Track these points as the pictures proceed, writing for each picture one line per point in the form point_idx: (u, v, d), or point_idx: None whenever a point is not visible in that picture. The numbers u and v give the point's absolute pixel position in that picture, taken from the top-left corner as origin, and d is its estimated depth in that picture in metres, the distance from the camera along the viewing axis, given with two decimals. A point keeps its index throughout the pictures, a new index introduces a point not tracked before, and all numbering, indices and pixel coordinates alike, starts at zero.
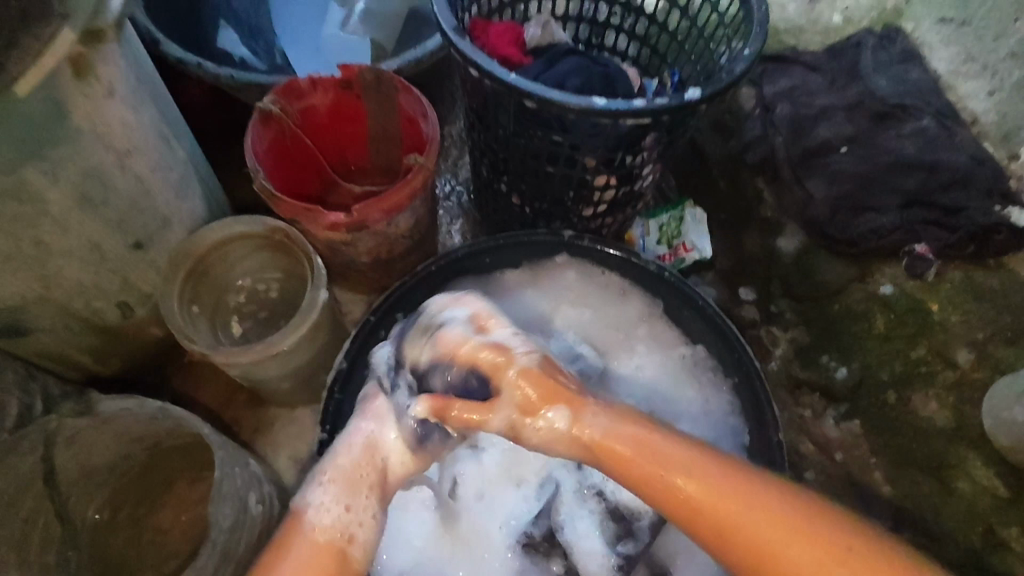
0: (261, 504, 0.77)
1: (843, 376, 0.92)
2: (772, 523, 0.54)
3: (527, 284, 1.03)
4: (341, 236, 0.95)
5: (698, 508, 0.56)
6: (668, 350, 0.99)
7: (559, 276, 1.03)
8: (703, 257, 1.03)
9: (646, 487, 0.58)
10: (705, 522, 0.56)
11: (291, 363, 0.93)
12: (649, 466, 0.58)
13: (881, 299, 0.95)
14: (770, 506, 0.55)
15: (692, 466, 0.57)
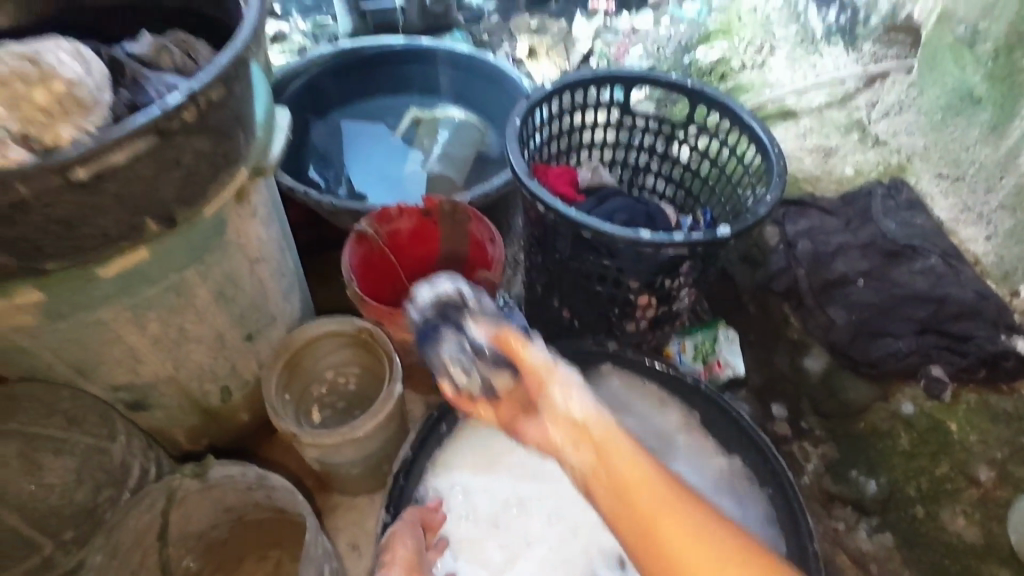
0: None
1: (873, 490, 0.98)
2: (716, 555, 0.57)
3: None
4: (415, 338, 1.10)
5: (656, 534, 0.58)
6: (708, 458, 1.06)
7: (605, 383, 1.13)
8: (737, 375, 1.15)
9: (601, 484, 0.62)
10: (648, 536, 0.59)
11: (363, 450, 1.03)
12: (622, 471, 0.61)
13: (903, 418, 1.02)
14: (713, 542, 0.57)
15: (655, 494, 0.60)
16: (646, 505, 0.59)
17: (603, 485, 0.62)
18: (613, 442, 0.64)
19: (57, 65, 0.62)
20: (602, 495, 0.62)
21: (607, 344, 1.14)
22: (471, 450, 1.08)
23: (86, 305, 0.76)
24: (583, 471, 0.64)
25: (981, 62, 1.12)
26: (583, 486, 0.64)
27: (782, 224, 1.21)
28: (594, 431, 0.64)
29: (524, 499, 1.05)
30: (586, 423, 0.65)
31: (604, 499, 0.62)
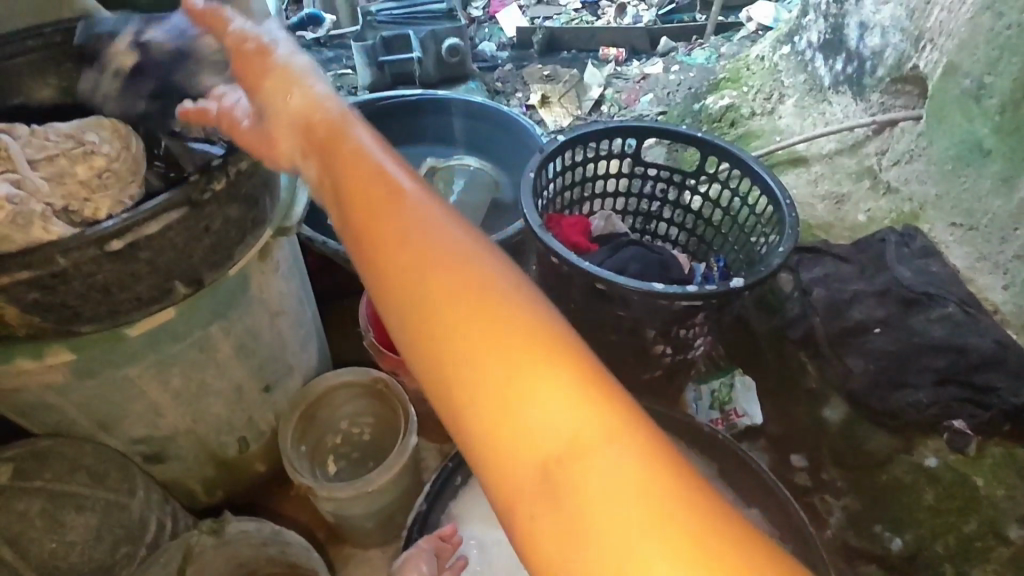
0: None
1: (898, 547, 0.96)
2: (462, 328, 0.46)
3: None
4: None
5: (406, 290, 0.48)
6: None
7: None
8: (755, 422, 1.15)
9: (359, 232, 0.52)
10: (404, 286, 0.48)
11: (378, 503, 1.03)
12: (367, 209, 0.52)
13: (927, 471, 1.00)
14: (471, 312, 0.46)
15: (425, 253, 0.49)
16: (409, 266, 0.49)
17: (371, 250, 0.51)
18: (359, 167, 0.54)
19: (97, 142, 0.66)
20: (368, 255, 0.51)
21: None
22: (486, 501, 1.08)
23: (114, 362, 0.78)
24: (345, 226, 0.54)
25: (988, 116, 1.13)
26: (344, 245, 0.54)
27: (796, 271, 1.21)
28: (367, 187, 0.53)
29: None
30: (341, 150, 0.56)
31: (352, 240, 0.53)
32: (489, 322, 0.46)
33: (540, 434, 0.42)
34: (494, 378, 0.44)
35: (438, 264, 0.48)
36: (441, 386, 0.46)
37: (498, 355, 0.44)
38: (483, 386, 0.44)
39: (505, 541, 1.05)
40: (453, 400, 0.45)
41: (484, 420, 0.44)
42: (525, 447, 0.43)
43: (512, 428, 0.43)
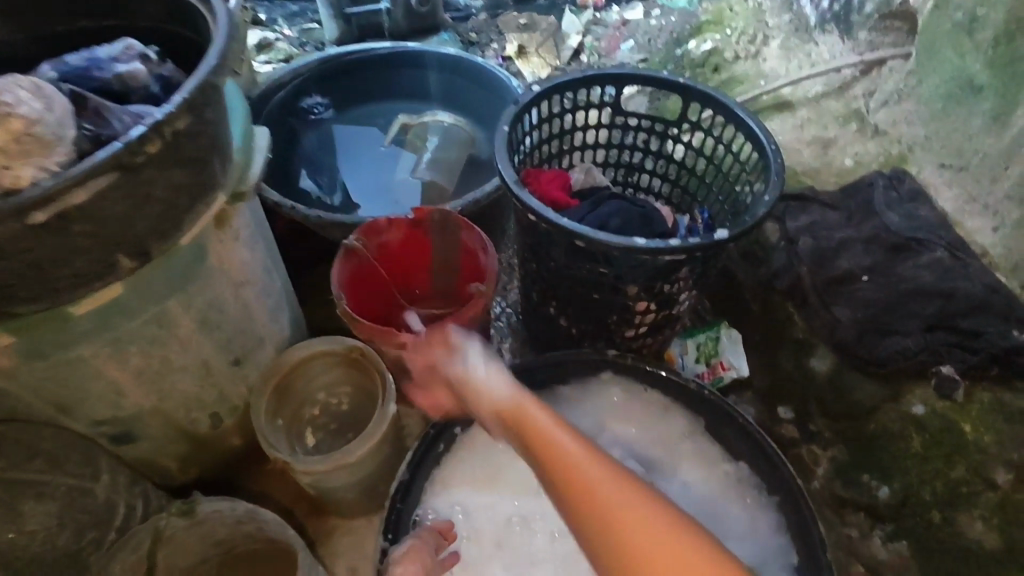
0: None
1: (885, 495, 0.95)
2: (652, 538, 0.64)
3: (575, 398, 1.11)
4: (408, 355, 1.07)
5: (599, 513, 0.66)
6: (712, 468, 1.04)
7: (605, 392, 1.11)
8: (741, 375, 1.12)
9: (568, 503, 0.68)
10: (606, 531, 0.65)
11: (358, 473, 1.01)
12: (570, 478, 0.69)
13: (914, 418, 0.99)
14: (654, 527, 0.65)
15: (590, 466, 0.69)
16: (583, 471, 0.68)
17: (586, 513, 0.67)
18: (545, 437, 0.72)
19: (14, 102, 0.60)
20: (560, 494, 0.69)
21: (607, 351, 1.12)
22: (470, 467, 1.06)
23: (63, 342, 0.74)
24: (550, 489, 0.70)
25: (981, 50, 1.07)
26: (551, 500, 0.71)
27: (783, 220, 1.17)
28: (554, 451, 0.71)
29: (524, 517, 1.03)
30: (540, 429, 0.73)
31: (563, 504, 0.69)
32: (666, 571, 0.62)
33: None
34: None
35: (623, 491, 0.67)
36: (630, 559, 0.64)
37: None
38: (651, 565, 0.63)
39: (491, 506, 1.04)
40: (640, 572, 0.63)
41: None
42: None
43: None
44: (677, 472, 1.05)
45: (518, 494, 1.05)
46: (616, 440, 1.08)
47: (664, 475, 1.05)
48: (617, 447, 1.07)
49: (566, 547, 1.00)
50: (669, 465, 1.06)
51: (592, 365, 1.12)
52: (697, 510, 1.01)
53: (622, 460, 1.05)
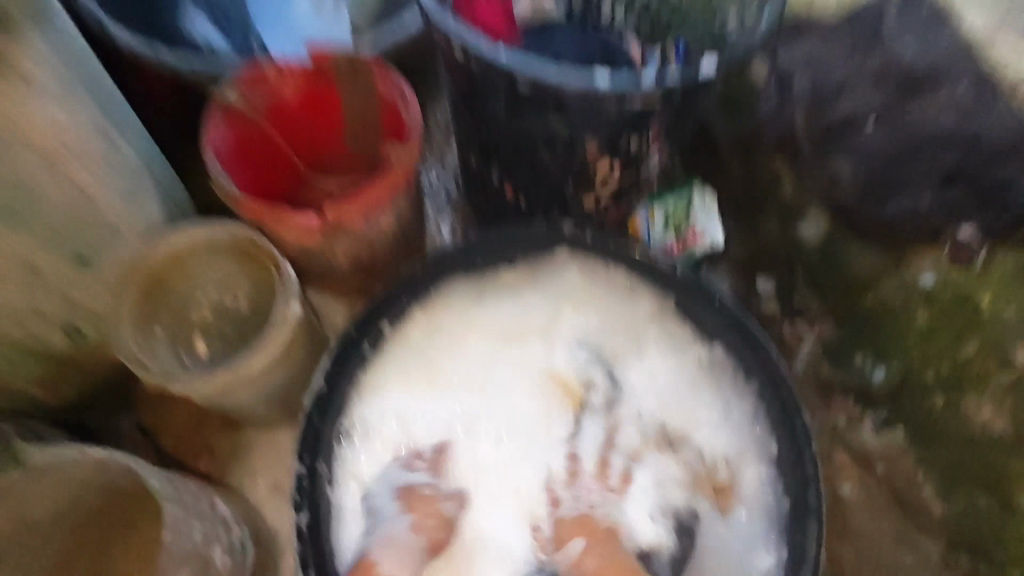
0: (225, 552, 0.70)
1: (880, 378, 0.82)
2: None
3: (523, 284, 0.92)
4: (316, 240, 0.87)
5: None
6: (684, 356, 0.89)
7: (558, 272, 0.93)
8: (716, 248, 0.94)
9: None
10: None
11: (264, 385, 0.84)
12: None
13: (921, 290, 0.82)
14: None
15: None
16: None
17: None
18: None
19: None
20: None
21: (561, 225, 0.91)
22: (405, 370, 0.90)
23: None
24: None
25: None
26: None
27: (775, 52, 0.93)
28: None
29: (468, 422, 0.88)
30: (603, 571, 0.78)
31: None
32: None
33: None
34: None
35: None
36: None
37: None
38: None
39: (430, 411, 0.89)
40: None
41: None
42: None
43: None
44: (644, 362, 0.90)
45: (462, 396, 0.89)
46: (572, 331, 0.92)
47: (628, 368, 0.90)
48: (574, 339, 0.92)
49: (513, 450, 0.86)
50: (634, 355, 0.90)
51: (542, 242, 0.91)
52: (666, 405, 0.88)
53: (579, 355, 0.91)
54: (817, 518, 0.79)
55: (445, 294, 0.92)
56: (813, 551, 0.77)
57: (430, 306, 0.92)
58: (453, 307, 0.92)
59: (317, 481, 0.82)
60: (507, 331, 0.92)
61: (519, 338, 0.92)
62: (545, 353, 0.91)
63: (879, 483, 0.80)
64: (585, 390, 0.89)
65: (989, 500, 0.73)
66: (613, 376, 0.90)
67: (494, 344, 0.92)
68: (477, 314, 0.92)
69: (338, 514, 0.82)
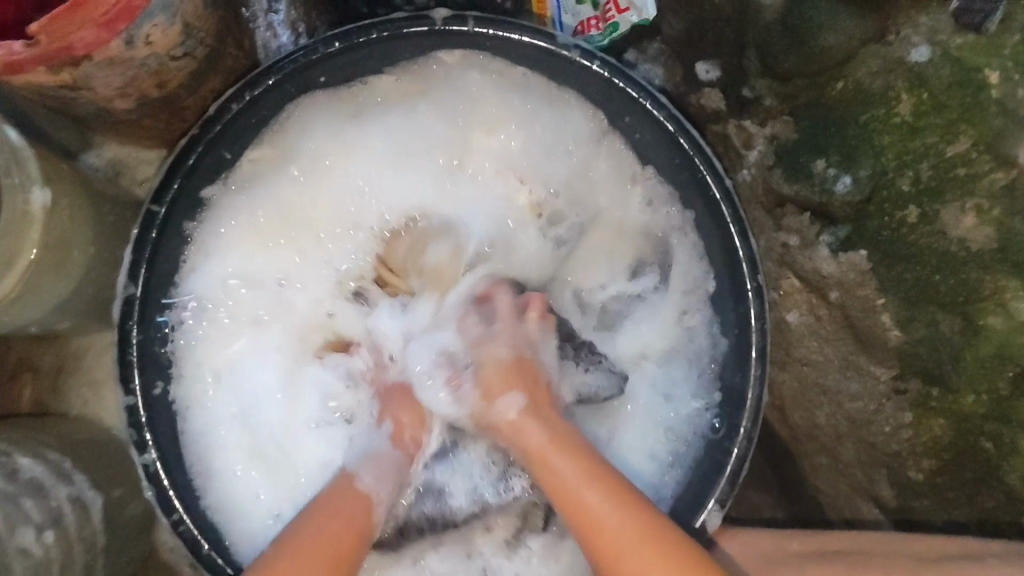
0: (43, 528, 0.57)
1: (844, 189, 0.65)
2: (591, 486, 0.56)
3: (413, 93, 0.71)
4: (51, 76, 0.57)
5: (556, 465, 0.58)
6: (627, 183, 0.73)
7: (457, 79, 0.71)
8: (644, 20, 0.76)
9: (527, 454, 0.60)
10: (552, 464, 0.58)
11: (43, 305, 0.61)
12: (543, 430, 0.60)
13: (908, 70, 0.61)
14: (590, 472, 0.57)
15: (585, 486, 0.56)
16: (549, 457, 0.58)
17: (542, 467, 0.59)
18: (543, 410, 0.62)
19: None
20: (520, 434, 0.61)
21: (434, 10, 0.66)
22: (280, 215, 0.70)
23: None
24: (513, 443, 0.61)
25: None
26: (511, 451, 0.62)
27: None
28: (572, 447, 0.59)
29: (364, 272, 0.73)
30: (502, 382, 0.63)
31: (523, 444, 0.60)
32: (595, 547, 0.54)
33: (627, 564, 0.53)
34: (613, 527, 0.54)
35: (588, 461, 0.58)
36: (551, 476, 0.58)
37: (621, 508, 0.55)
38: (579, 504, 0.56)
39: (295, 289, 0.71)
40: (543, 465, 0.59)
41: (616, 525, 0.54)
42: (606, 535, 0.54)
43: (614, 555, 0.53)
44: (592, 215, 0.74)
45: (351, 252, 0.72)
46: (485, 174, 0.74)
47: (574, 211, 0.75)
48: (497, 180, 0.74)
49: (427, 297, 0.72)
50: (575, 202, 0.74)
51: (410, 38, 0.67)
52: (608, 252, 0.75)
53: (497, 207, 0.74)
54: (763, 358, 0.69)
55: (306, 119, 0.69)
56: (751, 392, 0.68)
57: (284, 136, 0.69)
58: (320, 146, 0.70)
59: (159, 403, 0.67)
60: (401, 168, 0.72)
61: (419, 175, 0.73)
62: (460, 197, 0.74)
63: (830, 309, 0.70)
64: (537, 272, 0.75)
65: (953, 322, 0.62)
66: (547, 242, 0.75)
67: (391, 171, 0.72)
68: (353, 150, 0.71)
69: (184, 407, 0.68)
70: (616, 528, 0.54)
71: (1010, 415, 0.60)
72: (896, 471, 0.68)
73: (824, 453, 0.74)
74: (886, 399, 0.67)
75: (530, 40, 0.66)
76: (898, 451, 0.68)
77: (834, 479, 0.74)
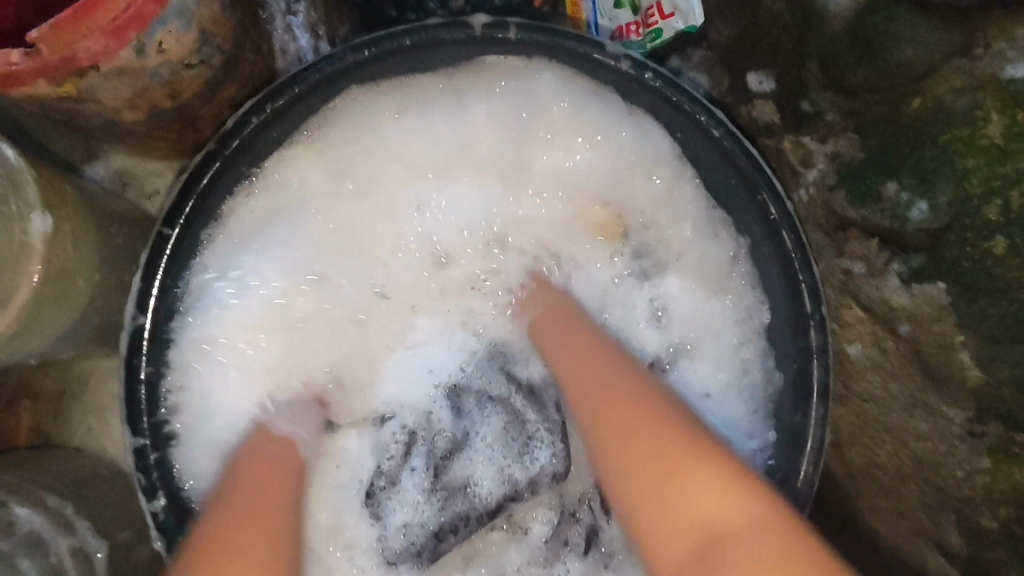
0: None
1: (919, 216, 0.60)
2: (647, 408, 0.52)
3: (475, 99, 0.65)
4: (53, 87, 0.51)
5: (601, 391, 0.54)
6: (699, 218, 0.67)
7: (523, 92, 0.65)
8: (690, 28, 0.71)
9: (584, 398, 0.55)
10: (602, 396, 0.54)
11: (43, 338, 0.55)
12: (592, 367, 0.57)
13: (1002, 87, 0.55)
14: (639, 395, 0.53)
15: (655, 424, 0.50)
16: (587, 368, 0.57)
17: (585, 393, 0.55)
18: (586, 345, 0.59)
19: None
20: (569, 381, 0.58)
21: (474, 16, 0.61)
22: (320, 225, 0.64)
23: None
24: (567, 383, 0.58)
25: None
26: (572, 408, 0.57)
27: None
28: (637, 397, 0.53)
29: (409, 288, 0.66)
30: (568, 346, 0.60)
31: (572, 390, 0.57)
32: (650, 461, 0.48)
33: (661, 443, 0.49)
34: (659, 441, 0.49)
35: (644, 393, 0.53)
36: (580, 382, 0.56)
37: (681, 432, 0.50)
38: (626, 435, 0.51)
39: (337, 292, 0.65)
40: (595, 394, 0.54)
41: (660, 444, 0.49)
42: (654, 446, 0.49)
43: (652, 452, 0.49)
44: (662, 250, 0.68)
45: (360, 296, 0.66)
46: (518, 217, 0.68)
47: (628, 234, 0.68)
48: (553, 217, 0.68)
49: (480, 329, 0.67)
50: (647, 237, 0.68)
51: (448, 46, 0.61)
52: (675, 278, 0.69)
53: (592, 256, 0.69)
54: (825, 396, 0.63)
55: (347, 121, 0.63)
56: (812, 430, 0.63)
57: (323, 140, 0.63)
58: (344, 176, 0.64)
59: (170, 444, 0.60)
60: (452, 183, 0.66)
61: (459, 200, 0.67)
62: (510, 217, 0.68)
63: (899, 343, 0.63)
64: (594, 287, 0.69)
65: None
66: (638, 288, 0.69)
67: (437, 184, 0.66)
68: (401, 158, 0.65)
69: (185, 450, 0.61)
70: (667, 447, 0.49)
71: None
72: (967, 517, 0.63)
73: (884, 494, 0.69)
74: (959, 442, 0.62)
75: (575, 48, 0.62)
76: (970, 497, 0.63)
77: (893, 522, 0.69)
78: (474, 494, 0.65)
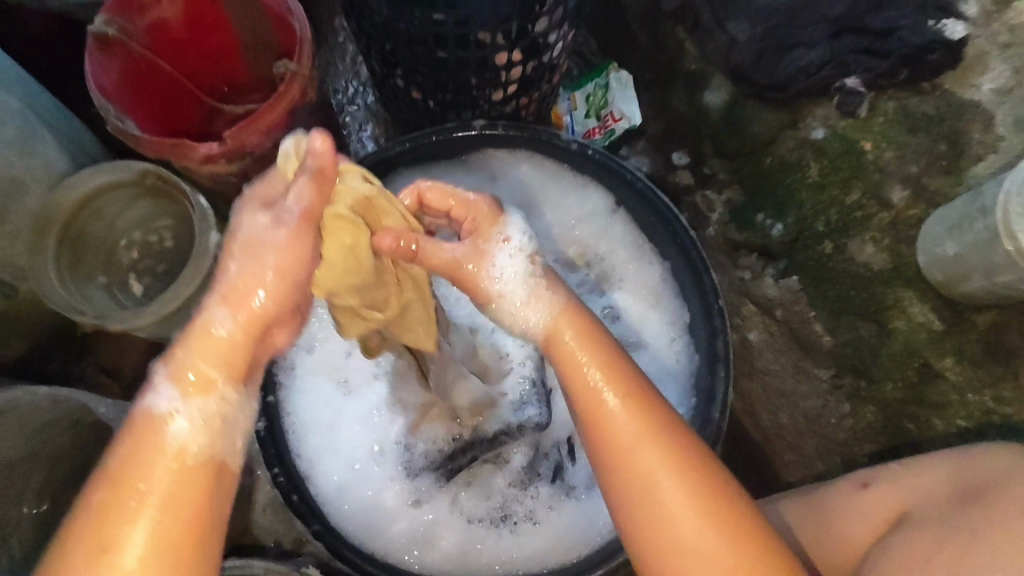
0: None
1: (778, 233, 0.87)
2: (668, 458, 0.53)
3: (484, 173, 0.99)
4: (225, 166, 0.87)
5: (610, 425, 0.54)
6: (638, 251, 0.96)
7: (513, 170, 0.99)
8: (633, 125, 1.04)
9: (597, 447, 0.54)
10: (614, 449, 0.53)
11: None
12: (615, 418, 0.54)
13: (813, 144, 0.84)
14: (662, 453, 0.53)
15: (667, 471, 0.52)
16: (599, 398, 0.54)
17: (604, 441, 0.54)
18: (623, 391, 0.55)
19: None
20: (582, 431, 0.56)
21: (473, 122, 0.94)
22: None
23: None
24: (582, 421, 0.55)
25: None
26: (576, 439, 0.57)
27: None
28: (646, 406, 0.54)
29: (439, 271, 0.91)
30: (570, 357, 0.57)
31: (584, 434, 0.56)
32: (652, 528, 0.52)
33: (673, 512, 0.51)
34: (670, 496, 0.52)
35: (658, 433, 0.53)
36: (594, 411, 0.55)
37: (698, 501, 0.52)
38: (646, 492, 0.52)
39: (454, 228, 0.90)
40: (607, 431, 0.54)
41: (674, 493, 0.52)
42: (677, 513, 0.51)
43: (661, 522, 0.52)
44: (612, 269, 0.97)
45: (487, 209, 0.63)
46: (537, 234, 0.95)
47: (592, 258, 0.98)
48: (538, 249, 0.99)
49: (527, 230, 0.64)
50: (604, 259, 0.98)
51: (460, 139, 0.95)
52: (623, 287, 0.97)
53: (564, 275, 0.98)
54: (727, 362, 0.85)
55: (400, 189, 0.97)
56: (722, 390, 0.84)
57: None
58: None
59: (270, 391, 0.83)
60: None
61: None
62: None
63: (779, 325, 0.88)
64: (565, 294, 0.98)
65: (870, 328, 0.79)
66: (597, 297, 0.97)
67: None
68: None
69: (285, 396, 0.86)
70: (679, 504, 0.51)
71: (921, 397, 0.76)
72: (846, 455, 0.83)
73: (792, 450, 0.90)
74: (830, 395, 0.84)
75: (540, 139, 0.95)
76: (846, 439, 0.83)
77: (800, 470, 0.89)
78: (478, 434, 0.87)
